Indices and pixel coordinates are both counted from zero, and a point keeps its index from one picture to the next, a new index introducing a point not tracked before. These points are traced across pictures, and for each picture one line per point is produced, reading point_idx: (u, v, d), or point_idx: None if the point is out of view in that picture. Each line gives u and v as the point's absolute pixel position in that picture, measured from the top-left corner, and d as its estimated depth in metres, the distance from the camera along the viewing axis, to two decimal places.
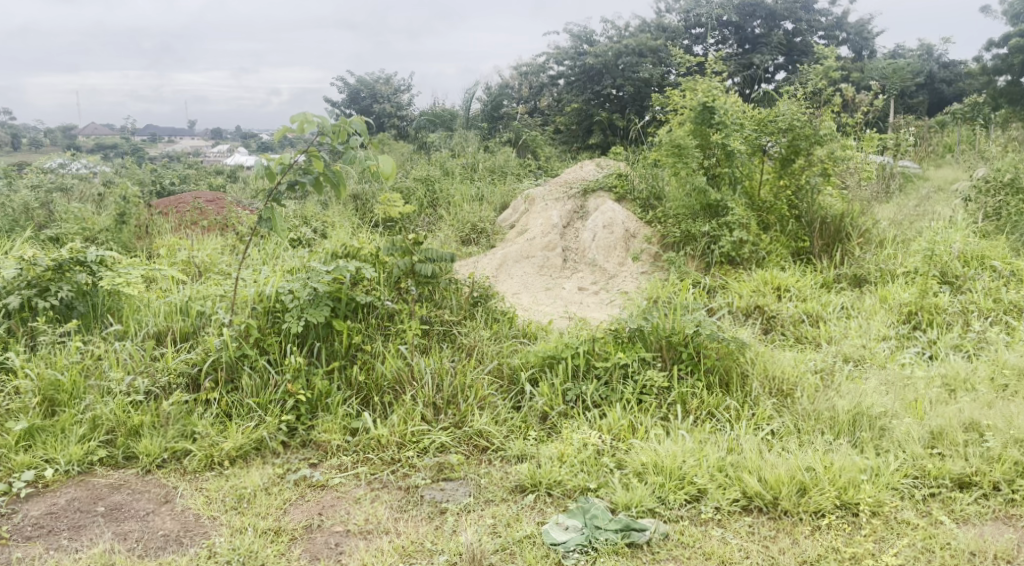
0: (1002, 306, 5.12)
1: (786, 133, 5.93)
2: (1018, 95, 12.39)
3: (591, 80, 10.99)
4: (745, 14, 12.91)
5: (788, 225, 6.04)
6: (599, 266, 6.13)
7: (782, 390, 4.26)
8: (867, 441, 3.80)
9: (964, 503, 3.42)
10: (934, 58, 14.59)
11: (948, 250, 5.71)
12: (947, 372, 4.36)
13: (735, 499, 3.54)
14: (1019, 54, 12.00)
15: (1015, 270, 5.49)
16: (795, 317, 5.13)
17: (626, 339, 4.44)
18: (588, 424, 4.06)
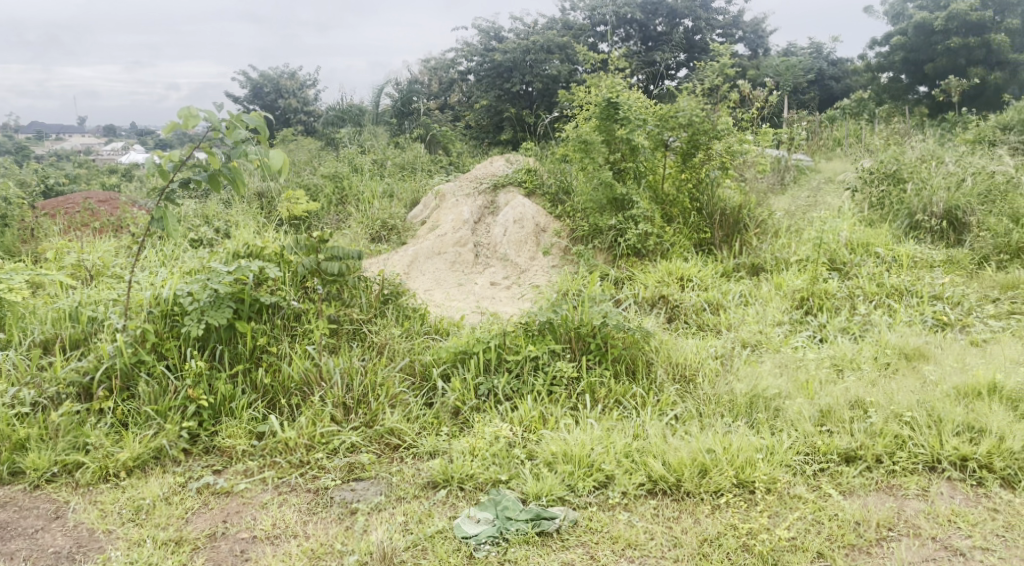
0: (884, 289, 5.41)
1: (686, 128, 6.10)
2: (899, 91, 13.24)
3: (500, 77, 10.98)
4: (649, 12, 13.30)
5: (690, 217, 6.25)
6: (511, 261, 6.17)
7: (685, 375, 4.41)
8: (763, 422, 3.96)
9: (850, 476, 3.57)
10: (824, 56, 15.30)
11: (836, 238, 6.01)
12: (835, 354, 4.60)
13: (641, 484, 3.64)
14: (900, 51, 12.83)
15: (896, 256, 5.83)
16: (697, 306, 5.30)
17: (536, 331, 4.51)
18: (500, 417, 4.11)
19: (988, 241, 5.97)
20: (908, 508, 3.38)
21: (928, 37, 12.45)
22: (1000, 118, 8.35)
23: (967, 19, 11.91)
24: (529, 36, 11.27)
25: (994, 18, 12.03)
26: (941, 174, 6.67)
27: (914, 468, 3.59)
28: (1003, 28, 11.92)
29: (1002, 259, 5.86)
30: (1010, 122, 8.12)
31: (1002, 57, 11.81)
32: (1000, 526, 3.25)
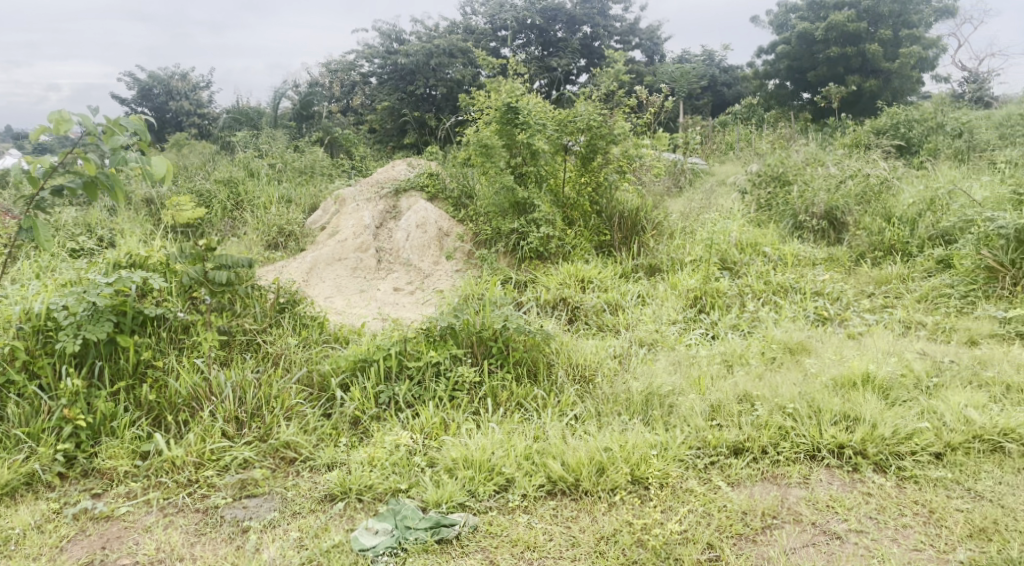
0: (771, 287, 5.63)
1: (584, 132, 6.19)
2: (784, 98, 13.86)
3: (402, 80, 11.03)
4: (548, 19, 13.47)
5: (590, 220, 6.34)
6: (414, 266, 6.11)
7: (585, 376, 4.45)
8: (657, 418, 4.02)
9: (738, 467, 3.67)
10: (715, 63, 15.86)
11: (726, 239, 6.22)
12: (725, 350, 4.75)
13: (540, 485, 3.67)
14: (784, 60, 13.47)
15: (782, 255, 6.09)
16: (597, 307, 5.37)
17: (438, 337, 4.45)
18: (400, 425, 4.06)
19: (863, 239, 6.27)
20: (791, 496, 3.50)
21: (810, 46, 13.12)
22: (876, 123, 8.82)
23: (844, 29, 12.49)
24: (431, 40, 11.34)
25: (868, 30, 12.63)
26: (822, 177, 7.00)
27: (796, 457, 3.71)
28: (877, 38, 12.51)
29: (877, 256, 6.10)
30: (884, 127, 8.58)
31: (877, 66, 12.48)
32: (873, 508, 3.38)
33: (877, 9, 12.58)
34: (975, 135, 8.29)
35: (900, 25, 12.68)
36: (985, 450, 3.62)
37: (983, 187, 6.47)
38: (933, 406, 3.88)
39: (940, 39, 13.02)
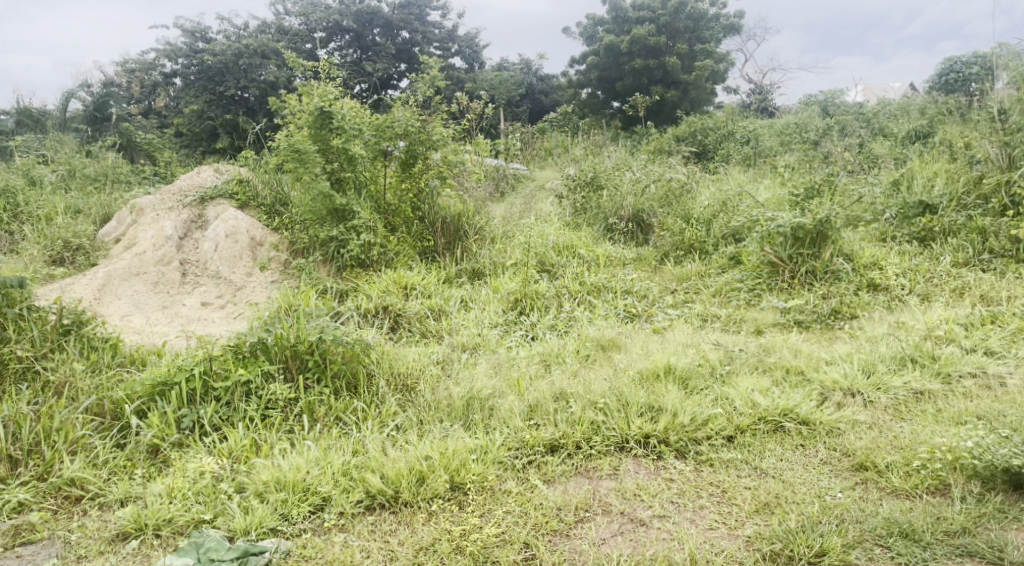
0: (585, 287, 5.84)
1: (402, 138, 6.16)
2: (596, 107, 14.53)
3: (211, 80, 10.60)
4: (363, 23, 13.40)
5: (413, 226, 6.30)
6: (224, 278, 5.84)
7: (406, 385, 4.41)
8: (478, 423, 4.05)
9: (554, 465, 3.78)
10: (532, 72, 16.38)
11: (543, 242, 6.40)
12: (543, 350, 4.86)
13: (358, 501, 3.61)
14: (594, 70, 14.17)
15: (595, 256, 6.35)
16: (420, 313, 5.36)
17: (247, 353, 4.27)
18: (206, 451, 3.88)
19: (666, 240, 6.67)
20: (601, 489, 3.65)
21: (616, 58, 13.79)
22: (676, 130, 9.42)
23: (646, 43, 13.25)
24: (240, 39, 11.10)
25: (666, 44, 13.48)
26: (629, 182, 7.38)
27: (607, 450, 3.88)
28: (675, 52, 13.41)
29: (679, 255, 6.51)
30: (684, 134, 9.19)
31: (676, 77, 13.33)
32: (674, 493, 3.59)
33: (674, 25, 13.48)
34: (761, 143, 9.04)
35: (694, 40, 13.74)
36: (769, 430, 3.94)
37: (767, 190, 7.08)
38: (726, 392, 4.19)
39: (729, 54, 14.18)
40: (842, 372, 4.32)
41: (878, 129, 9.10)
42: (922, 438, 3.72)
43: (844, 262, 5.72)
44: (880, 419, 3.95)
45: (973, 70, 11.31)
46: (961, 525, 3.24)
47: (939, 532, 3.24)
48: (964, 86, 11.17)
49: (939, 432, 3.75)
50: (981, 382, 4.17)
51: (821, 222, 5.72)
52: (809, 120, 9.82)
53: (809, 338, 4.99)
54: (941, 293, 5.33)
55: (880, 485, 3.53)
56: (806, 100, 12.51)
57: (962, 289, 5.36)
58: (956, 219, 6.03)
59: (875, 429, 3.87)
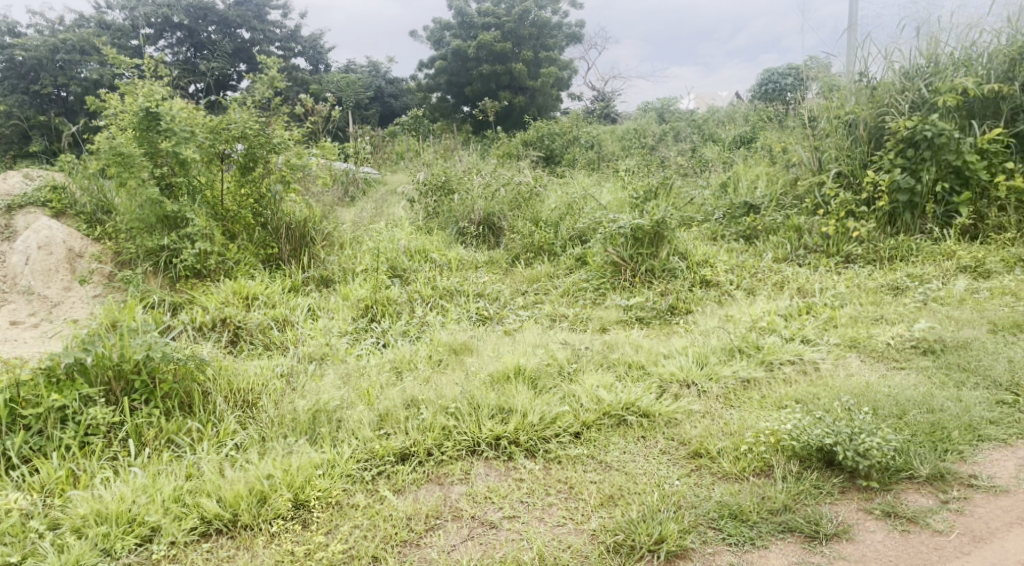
0: (437, 292, 5.83)
1: (241, 140, 5.95)
2: (446, 111, 14.60)
3: (25, 78, 11.55)
4: (196, 18, 14.43)
5: (254, 234, 6.10)
6: (37, 295, 5.49)
7: (247, 400, 4.26)
8: (325, 436, 3.98)
9: (404, 474, 3.77)
10: (381, 75, 16.31)
11: (394, 247, 6.37)
12: (395, 357, 4.83)
13: (192, 528, 3.51)
14: (442, 74, 14.18)
15: (447, 260, 6.38)
16: (263, 325, 5.19)
17: (62, 376, 3.99)
18: (14, 487, 3.68)
19: (516, 242, 6.80)
20: (452, 494, 3.68)
21: (463, 63, 13.89)
22: (524, 135, 9.62)
23: (492, 48, 13.46)
24: (55, 36, 11.84)
25: (511, 51, 13.65)
26: (478, 185, 7.45)
27: (459, 454, 3.91)
28: (520, 58, 13.66)
29: (529, 257, 6.63)
30: (531, 139, 9.40)
31: (523, 83, 13.67)
32: (523, 493, 3.67)
33: (519, 32, 13.75)
34: (603, 148, 9.38)
35: (539, 47, 14.00)
36: (613, 424, 4.11)
37: (610, 193, 7.37)
38: (572, 390, 4.33)
39: (571, 61, 14.64)
40: (678, 365, 4.57)
41: (708, 135, 9.69)
42: (749, 423, 3.98)
43: (679, 260, 6.03)
44: (711, 407, 4.20)
45: (789, 80, 12.21)
46: (783, 502, 3.49)
47: (764, 511, 3.47)
48: (781, 95, 12.03)
49: (764, 417, 4.02)
50: (798, 368, 4.51)
51: (658, 223, 6.01)
52: (647, 126, 10.29)
53: (650, 333, 5.22)
54: (764, 287, 5.71)
55: (712, 470, 3.74)
56: (643, 106, 13.09)
57: (782, 283, 5.75)
58: (776, 218, 6.55)
59: (708, 417, 4.11)
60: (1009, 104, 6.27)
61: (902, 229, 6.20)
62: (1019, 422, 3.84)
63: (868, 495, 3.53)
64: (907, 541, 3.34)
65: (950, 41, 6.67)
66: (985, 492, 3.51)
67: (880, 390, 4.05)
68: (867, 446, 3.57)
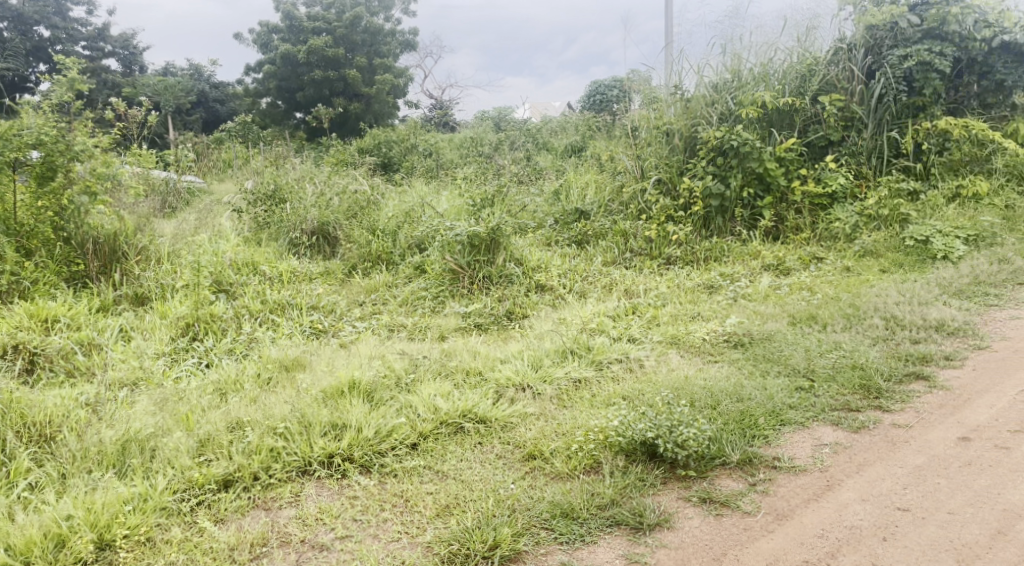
0: (267, 306, 5.58)
1: (36, 147, 5.43)
2: (275, 117, 14.24)
3: None
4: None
5: (55, 249, 5.64)
6: None
7: (44, 435, 3.93)
8: (136, 468, 3.70)
9: (227, 502, 3.57)
10: (204, 79, 15.64)
11: (218, 260, 6.05)
12: (219, 378, 4.58)
13: None
14: (271, 80, 13.80)
15: (278, 272, 6.14)
16: (65, 350, 4.79)
17: None
18: None
19: (353, 252, 6.64)
20: (280, 519, 3.52)
21: (294, 68, 13.60)
22: (360, 143, 9.45)
23: (324, 54, 13.21)
24: None
25: (343, 57, 13.55)
26: (310, 194, 7.23)
27: (288, 476, 3.75)
28: (353, 64, 13.52)
29: (366, 266, 6.49)
30: (367, 147, 9.24)
31: (357, 90, 13.44)
32: (357, 511, 3.56)
33: (350, 38, 13.68)
34: (441, 155, 9.37)
35: (372, 54, 13.98)
36: (450, 433, 4.07)
37: (446, 201, 7.36)
38: (409, 401, 4.26)
39: (406, 69, 14.63)
40: (513, 369, 4.60)
41: (542, 144, 9.92)
42: (580, 422, 4.06)
43: (515, 266, 6.09)
44: (546, 409, 4.25)
45: (613, 92, 12.78)
46: (611, 497, 3.57)
47: (592, 507, 3.54)
48: (607, 106, 12.54)
49: (594, 415, 4.11)
50: (625, 366, 4.65)
51: (493, 230, 6.06)
52: (484, 134, 10.38)
53: (488, 339, 5.23)
54: (594, 290, 5.86)
55: (545, 471, 3.78)
56: (479, 115, 13.24)
57: (610, 285, 5.94)
58: (604, 224, 6.78)
59: (541, 419, 4.16)
60: (802, 116, 6.88)
61: (715, 232, 6.56)
62: (814, 406, 4.08)
63: (686, 484, 3.66)
64: (720, 524, 3.45)
65: (751, 57, 7.30)
66: (787, 472, 3.68)
67: (696, 384, 4.25)
68: (685, 437, 3.73)
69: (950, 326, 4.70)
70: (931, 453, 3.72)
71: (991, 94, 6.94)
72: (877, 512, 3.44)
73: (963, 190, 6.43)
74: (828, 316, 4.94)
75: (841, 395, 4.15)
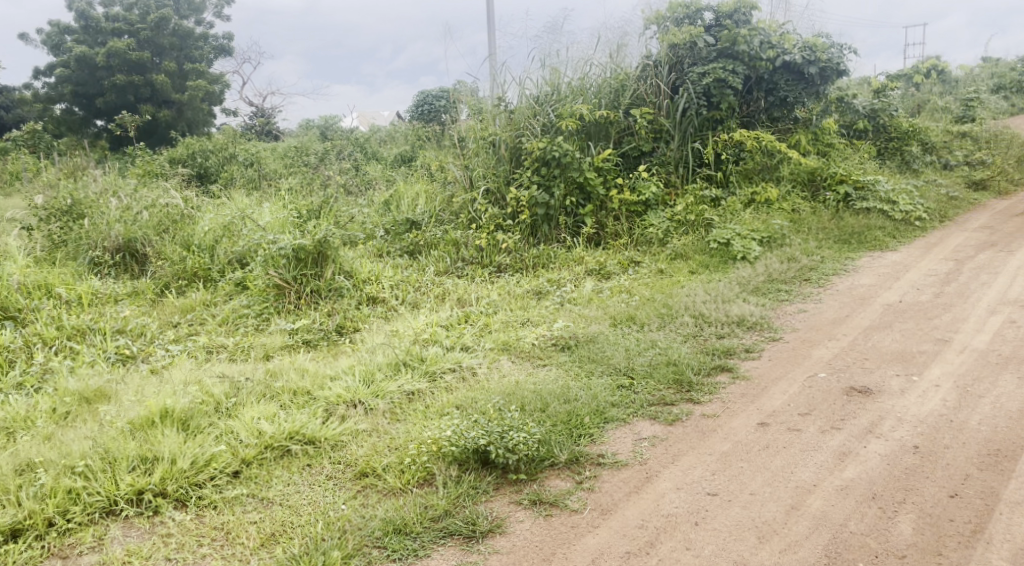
0: (64, 332, 5.13)
1: None
2: (71, 123, 13.17)
3: None
4: None
5: None
6: None
7: None
8: None
9: (16, 554, 3.25)
10: None
11: (5, 283, 5.47)
12: (6, 416, 4.14)
13: None
14: (66, 84, 12.95)
15: (77, 295, 5.67)
16: None
17: None
18: None
19: (166, 269, 6.24)
20: None
21: (92, 71, 12.90)
22: (172, 153, 8.90)
23: (126, 57, 12.71)
24: None
25: (151, 60, 13.18)
26: (114, 208, 6.74)
27: (90, 518, 3.45)
28: (161, 69, 13.07)
29: (181, 284, 6.11)
30: (180, 157, 8.74)
31: (167, 96, 13.05)
32: (170, 549, 3.31)
33: (157, 41, 13.22)
34: (263, 165, 9.00)
35: (183, 58, 13.66)
36: (276, 457, 3.87)
37: (268, 212, 7.07)
38: (229, 426, 4.02)
39: (221, 75, 14.15)
40: (344, 386, 4.44)
41: (371, 153, 9.75)
42: (413, 435, 3.97)
43: (344, 279, 5.90)
44: (378, 424, 4.13)
45: (441, 102, 12.80)
46: (443, 508, 3.51)
47: (427, 520, 3.46)
48: (436, 117, 12.55)
49: (427, 426, 4.04)
50: (458, 375, 4.61)
51: (319, 243, 5.84)
52: (308, 144, 10.08)
53: (317, 355, 5.03)
54: (427, 300, 5.80)
55: (377, 488, 3.67)
56: (303, 124, 12.87)
57: (443, 294, 5.89)
58: (435, 233, 6.72)
59: (373, 435, 4.04)
60: (616, 128, 7.18)
61: (542, 239, 6.66)
62: (634, 402, 4.22)
63: (518, 488, 3.66)
64: (551, 525, 3.46)
65: (569, 71, 7.52)
66: (611, 468, 3.77)
67: (526, 388, 4.29)
68: (515, 442, 3.74)
69: (748, 321, 5.01)
70: (735, 439, 3.91)
71: (776, 109, 7.55)
72: (690, 499, 3.55)
73: (757, 196, 6.88)
74: (645, 316, 5.14)
75: (658, 390, 4.33)
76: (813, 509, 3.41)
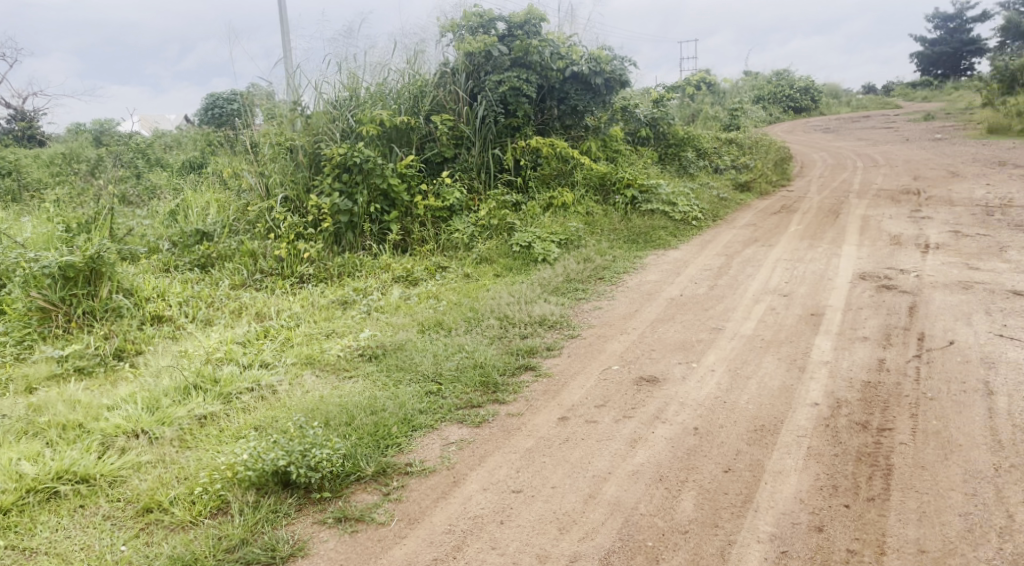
0: None
1: None
2: None
3: None
4: None
5: None
6: None
7: None
8: None
9: None
10: None
11: None
12: None
13: None
14: None
15: None
16: None
17: None
18: None
19: None
20: None
21: None
22: None
23: None
24: None
25: None
26: None
27: None
28: None
29: None
30: None
31: None
32: None
33: None
34: (25, 174, 8.19)
35: None
36: (41, 501, 3.49)
37: (30, 227, 6.42)
38: None
39: None
40: (125, 415, 4.07)
41: (155, 159, 9.09)
42: (206, 462, 3.70)
43: (124, 297, 5.41)
44: (165, 454, 3.80)
45: (233, 105, 12.21)
46: (239, 537, 3.28)
47: (220, 552, 3.23)
48: (228, 122, 11.98)
49: (221, 451, 3.77)
50: (257, 395, 4.35)
51: (91, 258, 5.28)
52: (79, 149, 9.26)
53: (91, 385, 4.58)
54: (221, 316, 5.46)
55: (164, 524, 3.38)
56: (74, 128, 11.81)
57: (240, 309, 5.57)
58: (230, 244, 6.34)
59: (160, 465, 3.72)
60: (417, 135, 7.12)
61: (347, 247, 6.47)
62: (441, 407, 4.18)
63: (322, 507, 3.50)
64: (355, 541, 3.34)
65: (366, 76, 7.37)
66: (418, 475, 3.70)
67: (331, 403, 4.12)
68: (317, 460, 3.57)
69: (549, 321, 5.13)
70: (537, 435, 3.97)
71: (568, 116, 7.84)
72: (495, 499, 3.55)
73: (554, 200, 7.07)
74: (451, 321, 5.12)
75: (465, 393, 4.31)
76: (608, 496, 3.52)
